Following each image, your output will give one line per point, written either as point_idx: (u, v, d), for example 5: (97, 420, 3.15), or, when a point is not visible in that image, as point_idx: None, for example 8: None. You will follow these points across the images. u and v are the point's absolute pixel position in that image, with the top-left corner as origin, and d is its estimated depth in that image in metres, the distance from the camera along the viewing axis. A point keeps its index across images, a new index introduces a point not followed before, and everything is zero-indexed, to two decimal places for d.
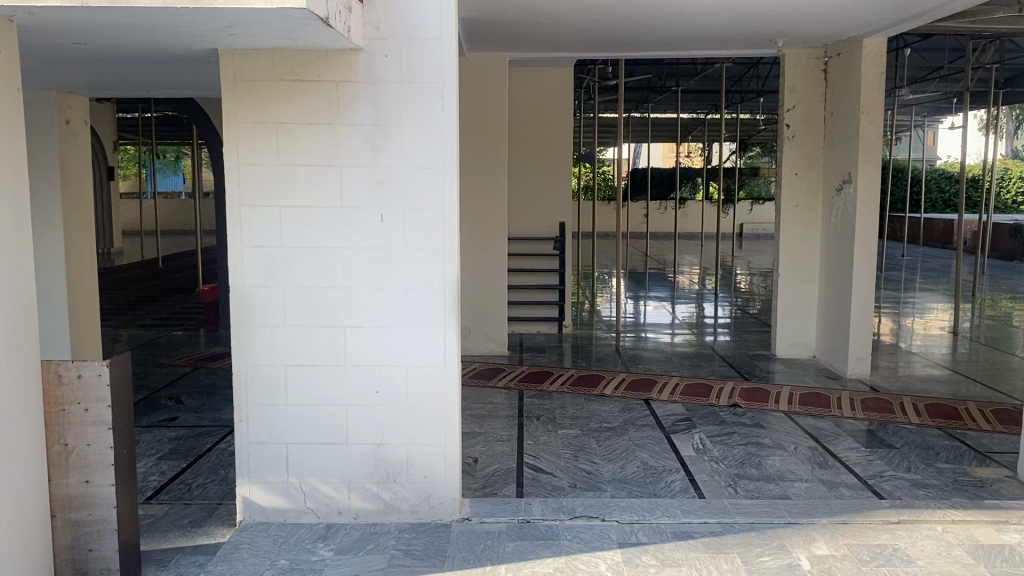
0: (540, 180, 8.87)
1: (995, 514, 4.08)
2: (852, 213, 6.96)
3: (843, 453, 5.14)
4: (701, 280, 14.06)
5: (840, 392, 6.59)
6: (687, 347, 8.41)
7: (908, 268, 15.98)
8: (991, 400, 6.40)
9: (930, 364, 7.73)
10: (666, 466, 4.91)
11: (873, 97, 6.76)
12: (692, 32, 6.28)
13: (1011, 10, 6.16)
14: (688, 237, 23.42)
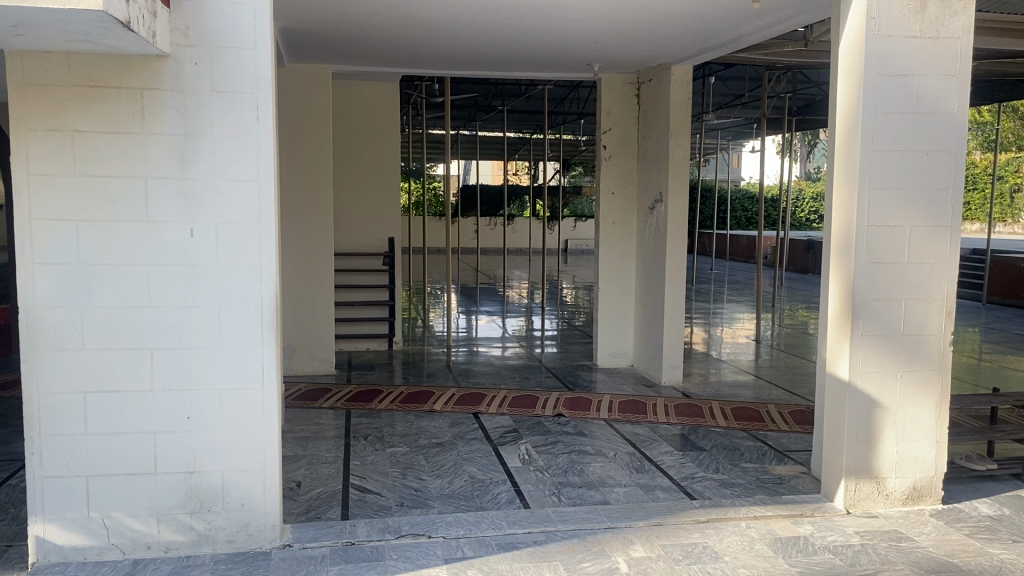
0: (366, 197, 8.77)
1: (792, 508, 4.41)
2: (663, 228, 7.36)
3: (659, 457, 5.40)
4: (530, 294, 14.39)
5: (657, 399, 6.92)
6: (517, 360, 8.57)
7: (717, 281, 17.09)
8: (789, 402, 6.94)
9: (738, 370, 8.27)
10: (493, 478, 4.96)
11: (681, 121, 7.20)
12: (514, 53, 6.44)
13: (798, 45, 6.79)
14: (517, 253, 23.92)
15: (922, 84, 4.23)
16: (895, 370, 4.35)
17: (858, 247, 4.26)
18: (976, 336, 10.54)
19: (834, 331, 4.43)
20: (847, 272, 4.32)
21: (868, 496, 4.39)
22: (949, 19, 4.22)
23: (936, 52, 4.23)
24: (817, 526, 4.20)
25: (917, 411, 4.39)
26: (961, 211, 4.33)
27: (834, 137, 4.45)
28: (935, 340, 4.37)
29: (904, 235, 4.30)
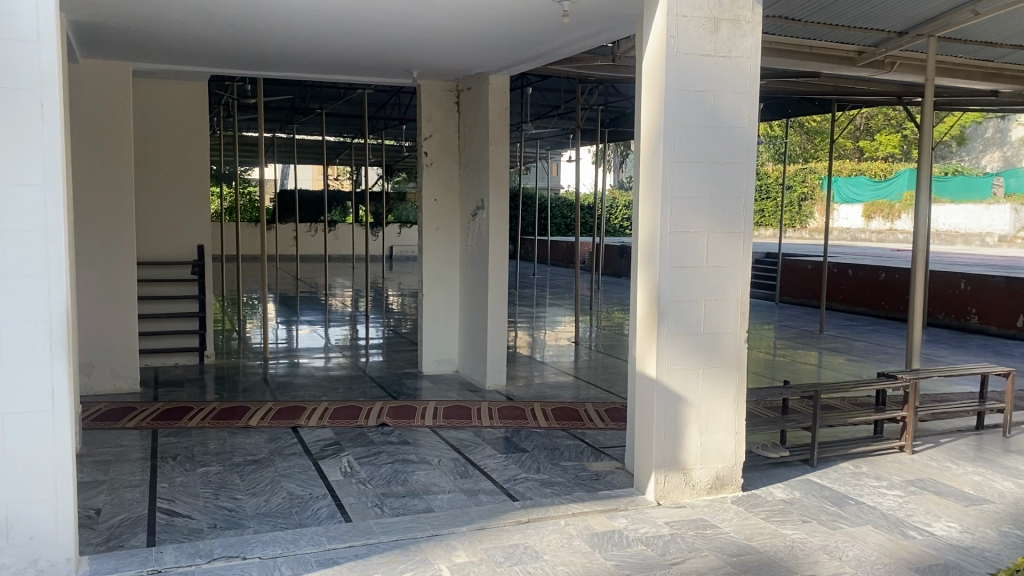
0: (174, 203, 8.31)
1: (608, 503, 4.59)
2: (485, 235, 7.46)
3: (482, 460, 5.45)
4: (352, 302, 14.13)
5: (480, 403, 6.99)
6: (339, 370, 8.39)
7: (538, 285, 17.52)
8: (606, 401, 7.21)
9: (558, 372, 8.51)
10: (313, 493, 4.82)
11: (500, 130, 7.33)
12: (331, 56, 6.31)
13: (607, 60, 7.12)
14: (339, 260, 23.43)
15: (717, 99, 4.53)
16: (698, 366, 4.62)
17: (663, 251, 4.50)
18: (771, 333, 11.41)
19: (642, 332, 4.65)
20: (653, 276, 4.55)
21: (676, 487, 4.64)
22: (740, 39, 4.55)
23: (729, 70, 4.54)
24: (631, 519, 4.39)
25: (718, 405, 4.69)
26: (752, 217, 4.67)
27: (640, 147, 4.68)
28: (732, 337, 4.69)
29: (704, 239, 4.58)
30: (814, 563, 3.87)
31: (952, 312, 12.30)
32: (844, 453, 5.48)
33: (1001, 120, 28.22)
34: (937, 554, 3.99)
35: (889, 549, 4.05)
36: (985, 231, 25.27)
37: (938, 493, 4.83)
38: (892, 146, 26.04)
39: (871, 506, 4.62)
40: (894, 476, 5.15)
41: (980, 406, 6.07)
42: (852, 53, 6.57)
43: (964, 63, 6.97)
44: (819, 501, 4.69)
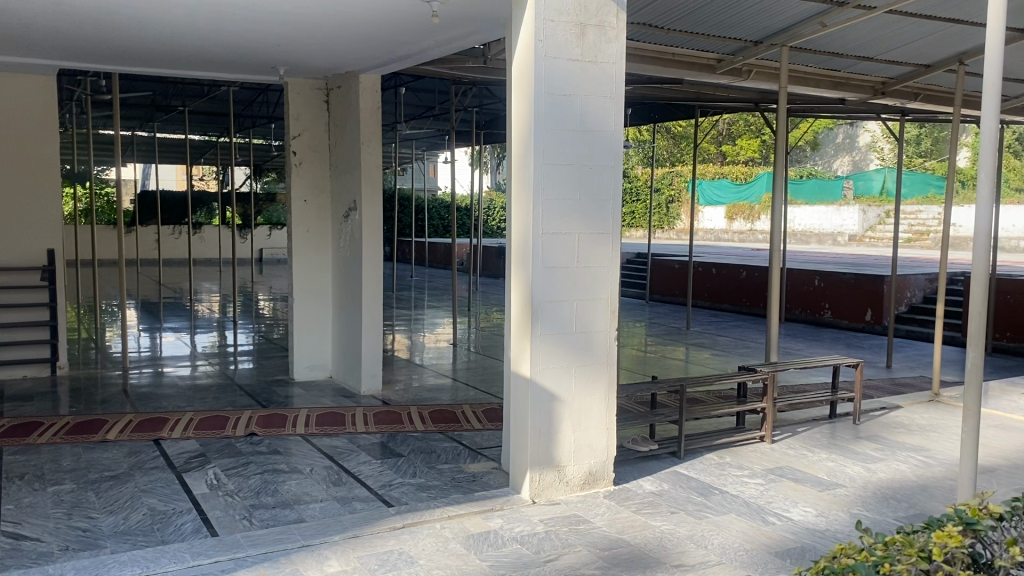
0: (20, 204, 7.77)
1: (484, 504, 4.60)
2: (358, 236, 7.34)
3: (357, 467, 5.35)
4: (221, 308, 13.62)
5: (355, 409, 6.87)
6: (207, 379, 8.06)
7: (415, 287, 17.42)
8: (483, 402, 7.23)
9: (437, 374, 8.47)
10: (177, 508, 4.60)
11: (371, 129, 7.23)
12: (193, 51, 6.04)
13: (477, 62, 7.14)
14: (206, 263, 22.55)
15: (584, 104, 4.62)
16: (571, 365, 4.70)
17: (535, 252, 4.55)
18: (642, 331, 11.75)
19: (516, 333, 4.69)
20: (525, 277, 4.59)
21: (551, 484, 4.70)
22: (605, 45, 4.65)
23: (595, 75, 4.63)
24: (506, 518, 4.41)
25: (591, 402, 4.78)
26: (619, 218, 4.79)
27: (510, 149, 4.71)
28: (603, 336, 4.79)
29: (573, 240, 4.66)
30: (682, 553, 4.00)
31: (807, 307, 13.02)
32: (709, 444, 5.70)
33: (849, 127, 30.12)
34: (794, 538, 4.21)
35: (751, 535, 4.24)
36: (836, 232, 26.87)
37: (796, 480, 5.09)
38: (751, 150, 27.35)
39: (735, 495, 4.82)
40: (756, 465, 5.40)
41: (833, 396, 6.44)
42: (712, 60, 6.82)
43: (813, 73, 7.37)
44: (685, 492, 4.86)
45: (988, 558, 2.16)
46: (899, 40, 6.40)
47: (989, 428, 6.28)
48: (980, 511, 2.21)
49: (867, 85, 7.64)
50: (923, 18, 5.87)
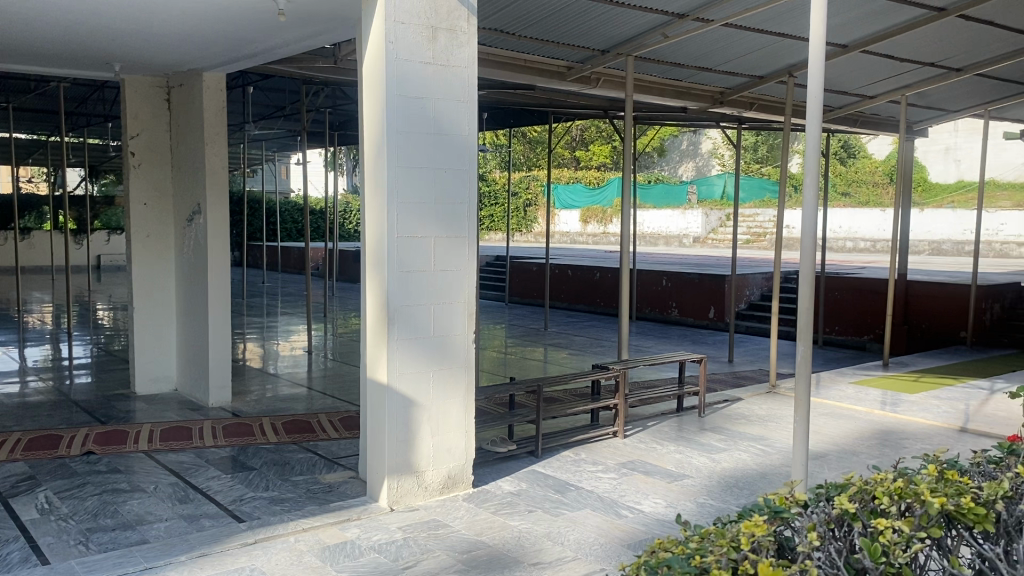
0: None
1: (341, 514, 4.50)
2: (202, 242, 7.04)
3: (205, 483, 5.12)
4: (54, 319, 12.71)
5: (202, 422, 6.57)
6: (38, 396, 7.50)
7: (268, 294, 16.88)
8: (338, 410, 7.09)
9: (291, 383, 8.23)
10: (3, 536, 4.25)
11: (216, 130, 6.95)
12: (15, 42, 5.58)
13: (327, 62, 6.99)
14: (36, 271, 21.00)
15: (437, 106, 4.61)
16: (428, 370, 4.67)
17: (390, 257, 4.50)
18: (501, 333, 11.87)
19: (372, 338, 4.61)
20: (381, 282, 4.53)
21: (409, 491, 4.66)
22: (456, 49, 4.66)
23: (447, 77, 4.64)
24: (363, 528, 4.34)
25: (449, 406, 4.77)
26: (474, 222, 4.81)
27: (364, 152, 4.64)
28: (461, 339, 4.80)
29: (429, 244, 4.64)
30: (539, 551, 4.06)
31: (656, 306, 13.55)
32: (565, 442, 5.82)
33: (693, 134, 31.55)
34: (645, 529, 4.36)
35: (605, 529, 4.36)
36: (682, 234, 28.02)
37: (646, 472, 5.28)
38: (603, 155, 28.16)
39: (589, 491, 4.94)
40: (609, 460, 5.55)
41: (680, 391, 6.72)
42: (561, 67, 6.97)
43: (657, 82, 7.67)
44: (542, 490, 4.94)
45: (792, 543, 2.23)
46: (734, 52, 6.76)
47: (819, 415, 6.74)
48: (785, 499, 2.28)
49: (706, 94, 8.01)
50: (756, 32, 6.24)
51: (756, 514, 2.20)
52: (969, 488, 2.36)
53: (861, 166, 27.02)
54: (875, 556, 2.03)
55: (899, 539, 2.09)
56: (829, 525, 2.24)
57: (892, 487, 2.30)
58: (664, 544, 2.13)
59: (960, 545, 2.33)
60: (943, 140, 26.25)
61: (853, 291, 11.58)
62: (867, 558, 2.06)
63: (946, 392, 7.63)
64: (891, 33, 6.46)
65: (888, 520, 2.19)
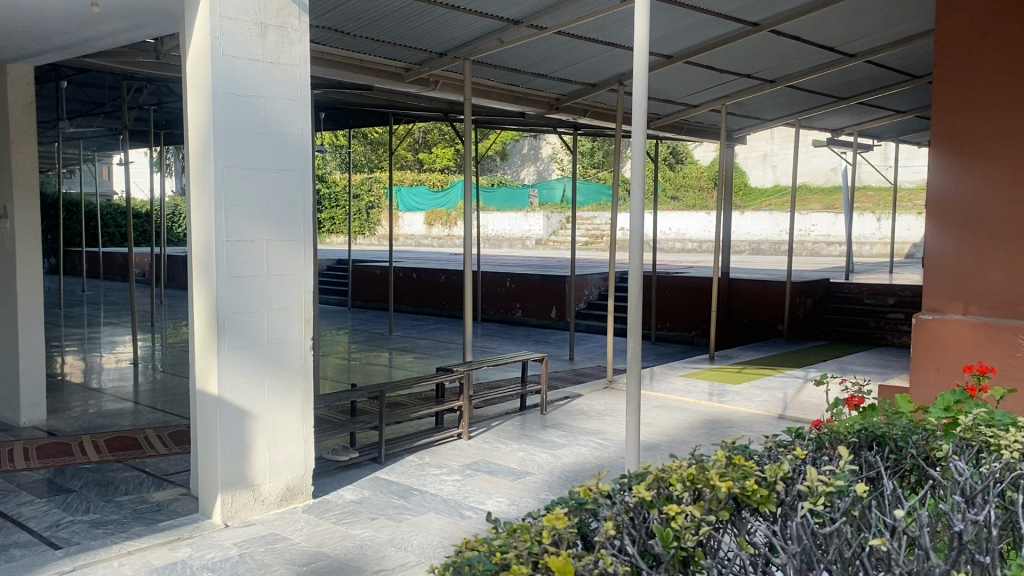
0: None
1: (171, 534, 4.27)
2: (9, 248, 6.48)
3: (16, 510, 4.71)
4: None
5: (13, 443, 6.05)
6: None
7: (88, 303, 15.79)
8: (168, 425, 6.72)
9: (115, 398, 7.73)
10: None
11: (23, 127, 6.43)
12: None
13: (149, 56, 6.62)
14: None
15: (268, 106, 4.46)
16: (263, 378, 4.51)
17: (219, 261, 4.31)
18: (343, 338, 11.65)
19: (201, 348, 4.41)
20: (209, 289, 4.33)
21: (244, 505, 4.48)
22: (288, 47, 4.54)
23: (278, 75, 4.50)
24: (195, 546, 4.13)
25: (285, 417, 4.63)
26: (309, 225, 4.69)
27: (189, 152, 4.43)
28: (298, 347, 4.67)
29: (261, 248, 4.48)
30: (382, 558, 4.01)
31: (499, 308, 13.73)
32: (409, 446, 5.78)
33: (533, 139, 32.20)
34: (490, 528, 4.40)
35: (448, 532, 4.35)
36: (524, 236, 28.54)
37: (490, 472, 5.33)
38: (446, 158, 28.22)
39: (433, 494, 4.93)
40: (453, 462, 5.56)
41: (522, 391, 6.82)
42: (399, 69, 6.92)
43: (494, 86, 7.75)
44: (385, 497, 4.88)
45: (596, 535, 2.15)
46: (568, 60, 6.95)
47: (653, 408, 7.03)
48: (590, 490, 2.23)
49: (542, 100, 8.18)
50: (588, 40, 6.44)
51: (558, 507, 2.15)
52: (755, 471, 2.33)
53: (689, 171, 28.44)
54: (667, 541, 2.01)
55: (690, 523, 2.08)
56: (631, 514, 2.17)
57: (684, 473, 2.25)
58: (470, 543, 2.06)
59: (748, 527, 2.28)
60: (761, 147, 28.02)
61: (683, 291, 12.20)
62: (658, 543, 2.04)
63: (767, 382, 8.16)
64: (712, 45, 6.84)
65: (679, 505, 2.14)
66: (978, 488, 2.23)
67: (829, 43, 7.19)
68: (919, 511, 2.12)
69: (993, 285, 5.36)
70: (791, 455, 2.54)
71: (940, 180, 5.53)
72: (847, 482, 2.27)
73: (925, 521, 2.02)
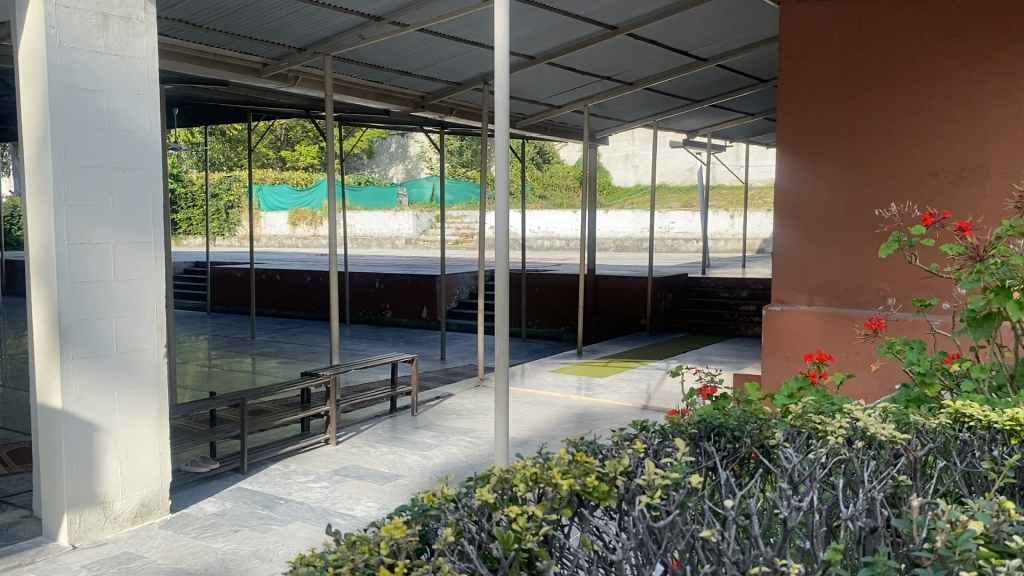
0: None
1: (12, 560, 3.96)
2: None
3: None
4: None
5: None
6: None
7: None
8: (7, 442, 6.25)
9: None
10: None
11: None
12: None
13: None
14: None
15: (112, 100, 4.21)
16: (113, 390, 4.26)
17: (60, 267, 4.03)
18: (203, 344, 11.18)
19: (43, 360, 4.11)
20: (50, 296, 4.04)
21: (95, 524, 4.22)
22: (133, 39, 4.30)
23: (122, 68, 4.25)
24: (38, 572, 3.84)
25: (139, 428, 4.38)
26: (161, 228, 4.46)
27: (23, 150, 4.12)
28: (150, 356, 4.43)
29: (108, 251, 4.23)
30: (246, 571, 3.87)
31: (368, 309, 13.55)
32: (274, 454, 5.60)
33: (400, 137, 31.91)
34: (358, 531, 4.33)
35: (315, 540, 4.25)
36: (393, 235, 28.32)
37: (359, 477, 5.24)
38: (310, 156, 27.50)
39: (300, 502, 4.80)
40: (320, 468, 5.44)
41: (392, 392, 6.74)
42: (256, 63, 6.70)
43: (357, 83, 7.61)
44: (249, 507, 4.72)
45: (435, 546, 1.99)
46: (432, 58, 6.93)
47: (523, 404, 7.11)
48: (434, 496, 2.06)
49: (407, 98, 8.11)
50: (451, 39, 6.44)
51: (398, 516, 1.98)
52: (597, 467, 2.12)
53: (555, 170, 28.91)
54: (508, 544, 1.82)
55: (532, 523, 1.88)
56: (473, 519, 1.99)
57: (528, 473, 2.08)
58: (304, 560, 1.87)
59: (593, 527, 2.08)
60: (623, 148, 28.80)
61: (551, 288, 12.41)
62: (498, 546, 1.86)
63: (631, 374, 8.41)
64: (573, 47, 6.98)
65: (520, 506, 1.97)
66: (806, 473, 2.23)
67: (684, 48, 7.48)
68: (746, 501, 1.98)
69: (833, 278, 5.71)
70: (632, 449, 2.41)
71: (788, 180, 5.84)
72: (687, 473, 2.13)
73: (753, 508, 1.89)
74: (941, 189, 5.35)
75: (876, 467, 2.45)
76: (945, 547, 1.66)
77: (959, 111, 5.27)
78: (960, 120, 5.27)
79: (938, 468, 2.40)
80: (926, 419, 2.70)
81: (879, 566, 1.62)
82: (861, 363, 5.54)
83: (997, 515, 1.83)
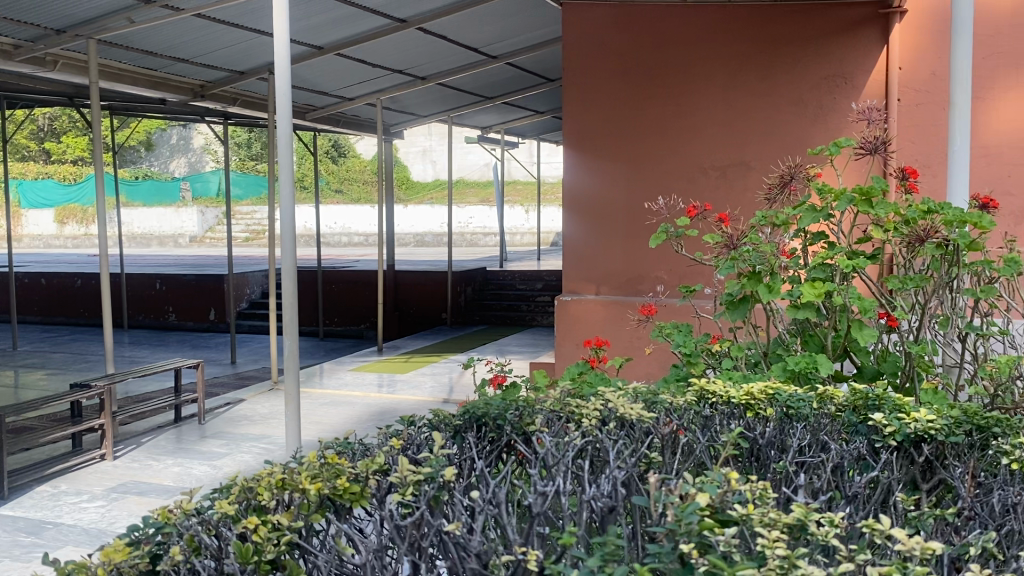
0: None
1: None
2: None
3: None
4: None
5: None
6: None
7: None
8: None
9: None
10: None
11: None
12: None
13: None
14: None
15: None
16: None
17: None
18: None
19: None
20: None
21: None
22: None
23: None
24: None
25: None
26: None
27: None
28: None
29: None
30: None
31: (150, 312, 12.71)
32: (41, 475, 5.11)
33: (182, 129, 30.06)
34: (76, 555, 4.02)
35: (44, 569, 3.89)
36: (177, 233, 26.74)
37: (140, 493, 4.88)
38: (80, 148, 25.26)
39: (71, 525, 4.40)
40: (95, 487, 5.01)
41: (176, 401, 6.35)
42: (7, 45, 6.03)
43: (128, 70, 7.04)
44: (10, 535, 4.26)
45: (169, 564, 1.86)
46: (211, 45, 6.57)
47: (321, 405, 6.93)
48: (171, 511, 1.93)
49: (185, 87, 7.64)
50: (231, 26, 6.14)
51: (126, 538, 1.84)
52: (349, 468, 2.09)
53: (352, 165, 28.48)
54: (246, 558, 1.75)
55: (274, 533, 1.81)
56: (211, 534, 1.88)
57: (273, 479, 2.00)
58: None
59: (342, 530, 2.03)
60: (420, 143, 28.80)
61: (348, 285, 12.21)
62: (235, 560, 1.78)
63: (429, 369, 8.44)
64: (361, 39, 6.87)
65: (264, 516, 1.88)
66: (557, 458, 2.29)
67: (473, 44, 7.57)
68: (497, 489, 1.98)
69: (616, 268, 6.02)
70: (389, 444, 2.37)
71: (574, 175, 6.06)
72: (441, 467, 2.11)
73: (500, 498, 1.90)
74: (709, 183, 5.77)
75: (628, 444, 2.57)
76: (673, 522, 1.71)
77: (723, 112, 5.71)
78: (724, 119, 5.71)
79: (686, 443, 2.57)
80: (674, 398, 2.90)
81: (608, 549, 1.65)
82: (634, 347, 5.88)
83: (723, 485, 1.94)
